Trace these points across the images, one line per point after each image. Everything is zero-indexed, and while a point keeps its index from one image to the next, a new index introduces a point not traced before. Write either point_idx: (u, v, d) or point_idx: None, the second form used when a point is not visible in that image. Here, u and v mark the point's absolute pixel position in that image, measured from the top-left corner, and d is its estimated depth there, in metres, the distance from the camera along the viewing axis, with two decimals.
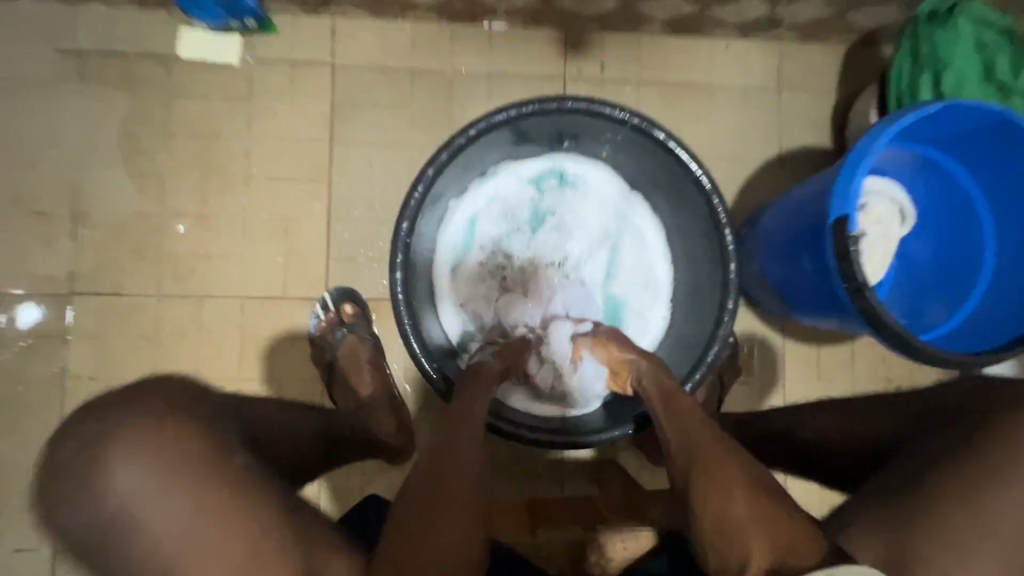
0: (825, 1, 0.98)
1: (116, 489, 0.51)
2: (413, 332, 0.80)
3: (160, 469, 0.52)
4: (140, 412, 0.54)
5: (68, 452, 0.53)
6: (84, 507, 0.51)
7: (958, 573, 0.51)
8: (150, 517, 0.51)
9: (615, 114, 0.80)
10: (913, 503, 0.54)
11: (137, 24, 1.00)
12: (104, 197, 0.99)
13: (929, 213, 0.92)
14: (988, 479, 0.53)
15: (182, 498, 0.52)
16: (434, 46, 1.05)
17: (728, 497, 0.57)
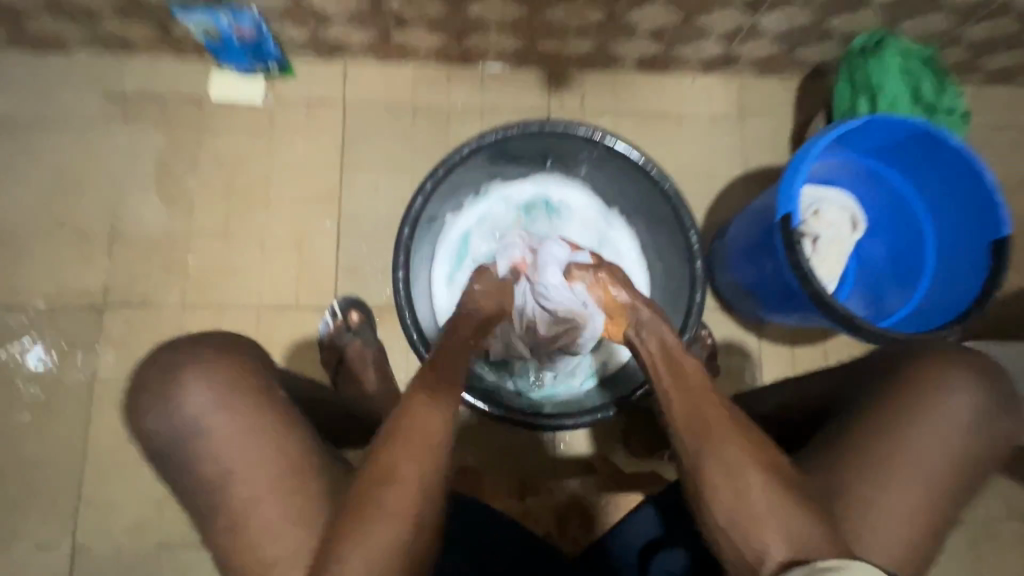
0: (773, 40, 1.12)
1: (181, 411, 0.61)
2: (414, 328, 0.89)
3: (226, 387, 0.62)
4: (203, 352, 0.64)
5: (148, 375, 0.63)
6: (160, 421, 0.61)
7: (880, 493, 0.60)
8: (213, 438, 0.60)
9: (589, 135, 0.93)
10: (841, 440, 0.63)
11: (175, 71, 1.15)
12: (139, 219, 1.11)
13: (876, 215, 1.02)
14: (904, 414, 0.62)
15: (242, 416, 0.61)
16: (433, 85, 1.19)
17: (740, 479, 0.59)
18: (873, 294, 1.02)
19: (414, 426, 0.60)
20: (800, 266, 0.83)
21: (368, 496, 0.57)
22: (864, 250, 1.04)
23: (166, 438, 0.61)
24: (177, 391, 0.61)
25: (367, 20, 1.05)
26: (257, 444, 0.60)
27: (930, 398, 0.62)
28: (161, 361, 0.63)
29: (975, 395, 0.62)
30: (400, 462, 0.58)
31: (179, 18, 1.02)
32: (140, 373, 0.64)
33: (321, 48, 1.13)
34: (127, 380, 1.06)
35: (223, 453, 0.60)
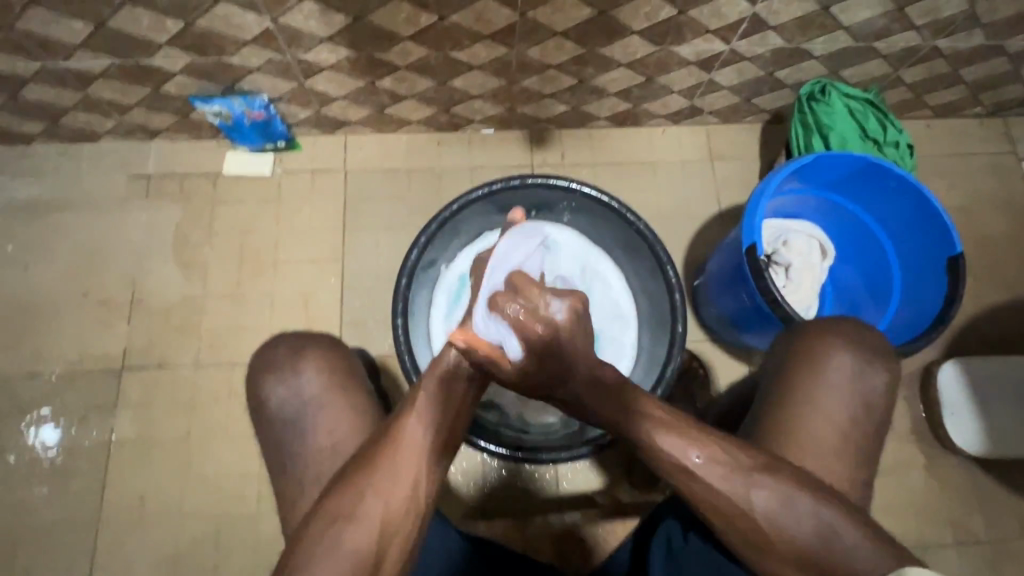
0: (731, 92, 1.24)
1: (289, 395, 0.72)
2: (415, 371, 0.95)
3: (339, 370, 0.74)
4: (320, 344, 0.76)
5: (277, 352, 0.74)
6: (284, 391, 0.72)
7: (827, 468, 0.66)
8: (323, 412, 0.71)
9: (566, 186, 1.03)
10: (786, 424, 0.69)
11: (193, 151, 1.27)
12: (157, 286, 1.20)
13: (842, 241, 1.09)
14: (830, 394, 0.70)
15: (351, 397, 0.72)
16: (425, 150, 1.31)
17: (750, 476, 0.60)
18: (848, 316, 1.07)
19: (393, 461, 0.59)
20: (770, 292, 0.90)
21: (328, 533, 0.56)
22: (836, 276, 1.10)
23: (280, 412, 0.71)
24: (303, 367, 0.73)
25: (365, 98, 1.17)
26: (357, 423, 0.70)
27: (856, 376, 0.70)
28: (292, 342, 0.75)
29: (889, 374, 0.71)
30: (369, 498, 0.57)
31: (198, 106, 1.15)
32: (270, 347, 0.76)
33: (324, 124, 1.26)
34: (142, 440, 1.11)
35: (333, 422, 0.70)
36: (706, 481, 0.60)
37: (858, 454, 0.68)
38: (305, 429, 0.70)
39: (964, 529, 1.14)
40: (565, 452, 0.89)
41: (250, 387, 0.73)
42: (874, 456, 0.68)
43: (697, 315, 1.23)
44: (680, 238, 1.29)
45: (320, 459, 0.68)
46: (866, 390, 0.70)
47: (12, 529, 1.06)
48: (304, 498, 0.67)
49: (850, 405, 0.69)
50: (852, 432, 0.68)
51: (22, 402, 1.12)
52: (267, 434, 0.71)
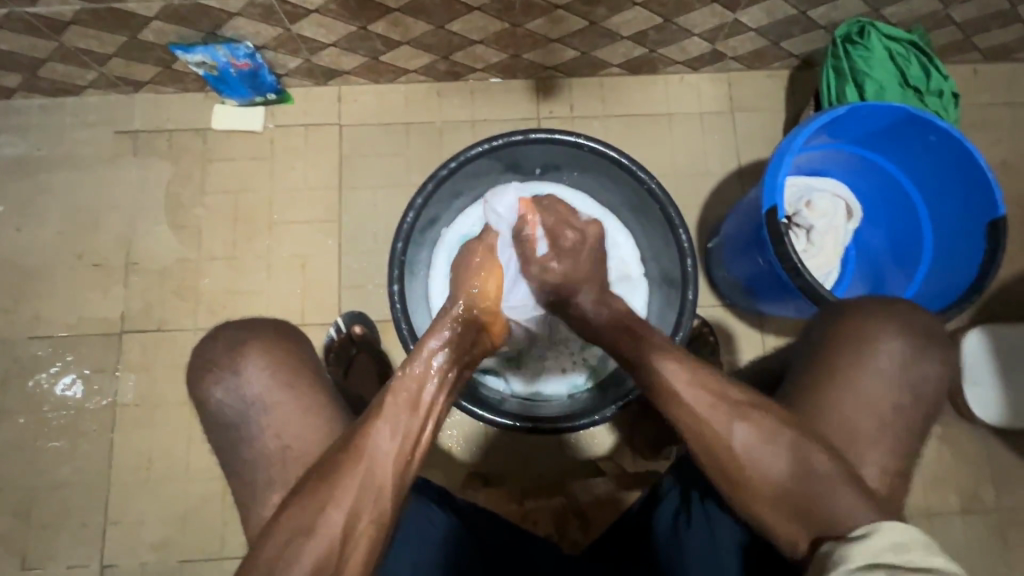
0: (758, 34, 1.13)
1: (239, 394, 0.69)
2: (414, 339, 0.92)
3: (283, 366, 0.70)
4: (258, 339, 0.71)
5: (216, 350, 0.71)
6: (229, 392, 0.69)
7: (842, 447, 0.63)
8: (270, 410, 0.68)
9: (574, 142, 0.96)
10: (814, 407, 0.65)
11: (181, 104, 1.21)
12: (151, 248, 1.16)
13: (872, 202, 1.01)
14: (858, 374, 0.66)
15: (300, 391, 0.69)
16: (424, 102, 1.23)
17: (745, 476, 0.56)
18: (873, 283, 1.01)
19: (354, 475, 0.57)
20: (789, 260, 0.83)
21: (296, 540, 0.55)
22: (860, 239, 1.03)
23: (227, 411, 0.69)
24: (242, 365, 0.69)
25: (356, 45, 1.09)
26: (309, 418, 0.68)
27: (886, 354, 0.66)
28: (228, 337, 0.71)
29: (919, 351, 0.66)
30: (341, 503, 0.56)
31: (179, 55, 1.07)
32: (208, 344, 0.72)
33: (316, 74, 1.18)
34: (146, 403, 1.11)
35: (282, 422, 0.67)
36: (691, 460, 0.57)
37: (872, 432, 0.64)
38: (252, 430, 0.67)
39: (974, 498, 1.12)
40: (568, 422, 0.86)
41: (191, 389, 0.70)
42: (892, 437, 0.64)
43: (710, 277, 1.18)
44: (695, 196, 1.22)
45: (279, 455, 0.66)
46: (881, 364, 0.66)
47: (27, 487, 1.09)
48: (283, 479, 0.65)
49: (867, 380, 0.65)
50: (869, 409, 0.64)
51: (27, 363, 1.12)
52: (220, 433, 0.69)
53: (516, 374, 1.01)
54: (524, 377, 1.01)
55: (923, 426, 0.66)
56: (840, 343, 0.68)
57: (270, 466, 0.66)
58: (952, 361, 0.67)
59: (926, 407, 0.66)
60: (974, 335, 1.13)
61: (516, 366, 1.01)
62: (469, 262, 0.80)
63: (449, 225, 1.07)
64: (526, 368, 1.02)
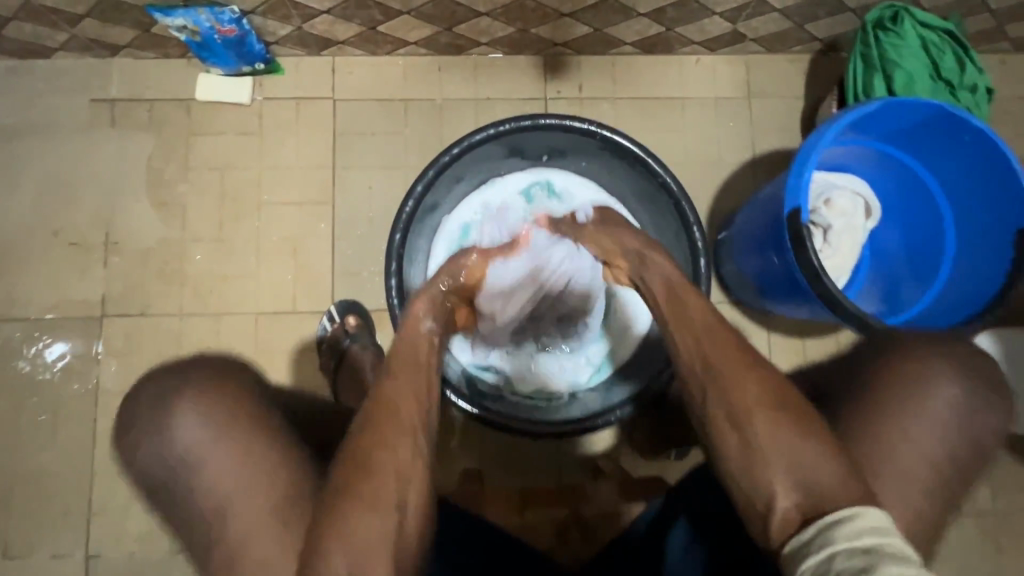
0: (782, 15, 1.06)
1: (179, 441, 0.65)
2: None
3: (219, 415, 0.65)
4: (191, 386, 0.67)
5: (143, 402, 0.67)
6: (154, 448, 0.65)
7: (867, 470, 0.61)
8: (213, 459, 0.64)
9: (587, 129, 0.90)
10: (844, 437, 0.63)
11: (162, 72, 1.12)
12: (132, 227, 1.10)
13: (893, 202, 0.97)
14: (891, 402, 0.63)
15: (239, 438, 0.65)
16: (425, 77, 1.15)
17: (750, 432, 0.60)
18: (886, 284, 0.97)
19: (389, 420, 0.61)
20: (811, 266, 0.77)
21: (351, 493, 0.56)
22: (876, 238, 0.99)
23: (202, 428, 0.64)
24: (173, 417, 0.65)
25: (352, 13, 1.00)
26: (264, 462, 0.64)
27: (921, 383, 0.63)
28: (153, 390, 0.68)
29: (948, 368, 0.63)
30: (385, 451, 0.58)
31: (158, 18, 0.98)
32: (135, 397, 0.69)
33: (308, 43, 1.10)
34: (130, 391, 1.06)
35: (223, 473, 0.63)
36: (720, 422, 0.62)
37: (897, 454, 0.61)
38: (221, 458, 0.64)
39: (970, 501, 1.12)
40: (579, 424, 0.85)
41: (126, 444, 0.67)
42: (918, 460, 0.61)
43: (718, 270, 1.14)
44: (706, 187, 1.17)
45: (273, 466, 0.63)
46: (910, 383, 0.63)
47: (6, 474, 1.05)
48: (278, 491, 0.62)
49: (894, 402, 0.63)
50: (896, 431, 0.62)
51: (2, 346, 1.07)
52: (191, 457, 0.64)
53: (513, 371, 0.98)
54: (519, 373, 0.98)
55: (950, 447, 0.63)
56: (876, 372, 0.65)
57: (264, 475, 0.63)
58: (984, 382, 0.64)
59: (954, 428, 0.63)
60: (986, 340, 1.11)
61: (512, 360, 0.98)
62: (465, 263, 0.83)
63: (451, 210, 1.02)
64: (523, 364, 0.98)
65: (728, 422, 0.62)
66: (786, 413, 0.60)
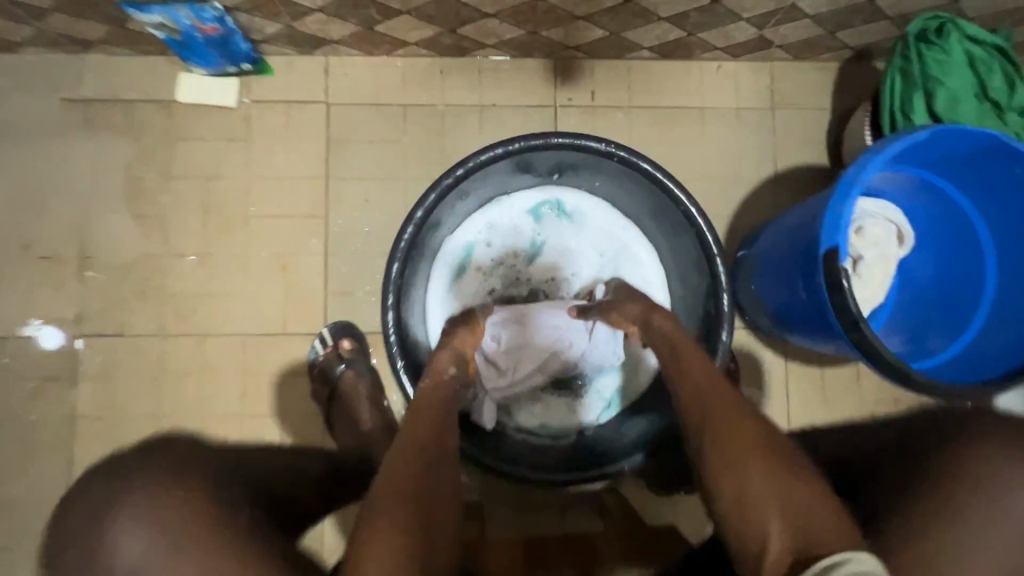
0: (814, 22, 0.98)
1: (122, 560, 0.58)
2: (403, 360, 0.83)
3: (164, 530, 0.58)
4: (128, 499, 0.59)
5: (76, 521, 0.60)
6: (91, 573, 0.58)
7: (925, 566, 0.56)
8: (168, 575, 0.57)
9: (602, 150, 0.82)
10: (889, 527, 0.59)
11: (140, 72, 1.03)
12: (109, 240, 1.02)
13: (929, 233, 0.90)
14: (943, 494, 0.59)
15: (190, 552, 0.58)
16: (426, 81, 1.07)
17: (738, 462, 0.57)
18: (915, 324, 0.90)
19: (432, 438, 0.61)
20: (847, 311, 0.70)
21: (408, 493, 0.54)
22: (909, 272, 0.91)
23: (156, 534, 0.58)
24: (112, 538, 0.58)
25: (347, 12, 0.91)
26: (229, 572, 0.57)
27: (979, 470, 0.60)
28: (86, 509, 0.60)
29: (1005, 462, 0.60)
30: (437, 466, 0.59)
31: (132, 14, 0.89)
32: (70, 511, 0.61)
33: (298, 42, 1.01)
34: (108, 416, 1.00)
35: None
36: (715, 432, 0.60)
37: None
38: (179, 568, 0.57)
39: None
40: (594, 473, 0.81)
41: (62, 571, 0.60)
42: None
43: (737, 295, 1.08)
44: (725, 205, 1.10)
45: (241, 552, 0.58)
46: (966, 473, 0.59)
47: None
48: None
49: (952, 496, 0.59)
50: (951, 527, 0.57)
51: None
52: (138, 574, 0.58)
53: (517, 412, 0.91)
54: (524, 414, 0.92)
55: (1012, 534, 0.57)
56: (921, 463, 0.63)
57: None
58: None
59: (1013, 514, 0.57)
60: None
61: (516, 402, 0.91)
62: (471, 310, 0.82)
63: (455, 228, 0.95)
64: (529, 402, 0.93)
65: (727, 467, 0.57)
66: (781, 454, 0.57)
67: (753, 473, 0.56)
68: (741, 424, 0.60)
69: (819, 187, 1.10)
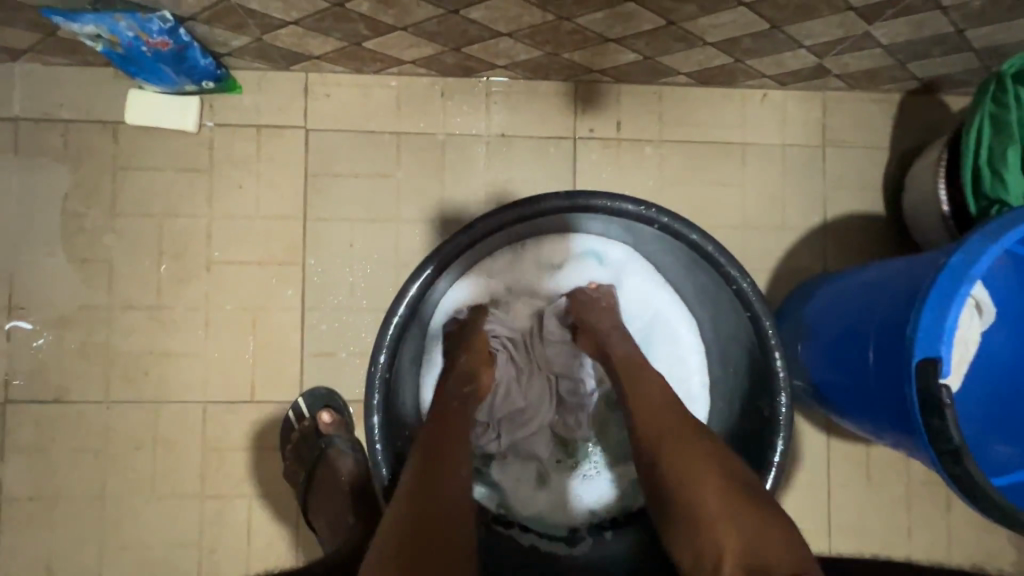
0: (884, 52, 0.83)
1: None
2: (388, 457, 0.68)
3: None
4: None
5: None
6: None
7: None
8: None
9: (640, 212, 0.68)
10: None
11: (80, 86, 0.86)
12: (43, 289, 0.86)
13: (1013, 319, 0.76)
14: None
15: None
16: (423, 106, 0.90)
17: (693, 477, 0.56)
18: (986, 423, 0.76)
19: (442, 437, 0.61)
20: (944, 435, 0.57)
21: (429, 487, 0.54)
22: (988, 358, 0.77)
23: None
24: None
25: (328, 26, 0.75)
26: None
27: None
28: None
29: None
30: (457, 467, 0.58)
31: (61, 23, 0.72)
32: None
33: (272, 57, 0.84)
34: (42, 497, 0.85)
35: None
36: (678, 451, 0.59)
37: None
38: None
39: None
40: None
41: None
42: None
43: None
44: (765, 257, 0.95)
45: None
46: None
47: None
48: None
49: None
50: None
51: None
52: None
53: (515, 435, 0.80)
54: (524, 444, 0.81)
55: None
56: None
57: None
58: None
59: None
60: None
61: (519, 423, 0.81)
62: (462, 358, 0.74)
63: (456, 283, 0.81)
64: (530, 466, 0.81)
65: (682, 487, 0.56)
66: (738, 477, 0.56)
67: (707, 490, 0.55)
68: (693, 444, 0.60)
69: (873, 239, 0.96)
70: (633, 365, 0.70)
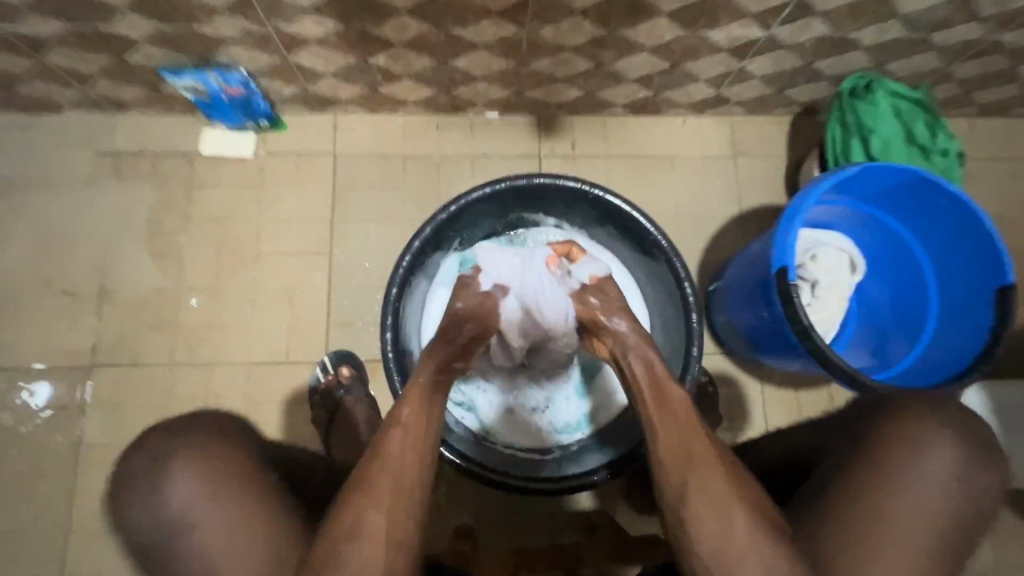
0: (762, 82, 1.12)
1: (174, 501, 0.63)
2: (397, 372, 0.89)
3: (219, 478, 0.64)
4: (194, 439, 0.66)
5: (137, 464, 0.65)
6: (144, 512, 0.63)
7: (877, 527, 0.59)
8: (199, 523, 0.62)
9: (579, 187, 0.93)
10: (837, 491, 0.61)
11: (167, 128, 1.16)
12: (128, 277, 1.10)
13: (878, 261, 0.99)
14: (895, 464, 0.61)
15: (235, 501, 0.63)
16: (423, 135, 1.19)
17: (726, 514, 0.60)
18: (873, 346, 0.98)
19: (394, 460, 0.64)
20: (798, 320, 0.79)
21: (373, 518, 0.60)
22: (864, 294, 1.00)
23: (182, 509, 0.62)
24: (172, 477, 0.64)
25: (355, 76, 1.05)
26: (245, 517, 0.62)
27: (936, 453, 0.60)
28: (154, 447, 0.65)
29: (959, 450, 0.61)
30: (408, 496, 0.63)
31: (168, 79, 1.02)
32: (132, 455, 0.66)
33: (312, 102, 1.14)
34: (113, 444, 1.04)
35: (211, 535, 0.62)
36: (712, 486, 0.61)
37: (918, 535, 0.58)
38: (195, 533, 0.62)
39: None
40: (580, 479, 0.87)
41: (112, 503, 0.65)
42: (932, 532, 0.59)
43: (710, 321, 1.16)
44: (696, 241, 1.20)
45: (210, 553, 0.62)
46: (932, 478, 0.60)
47: None
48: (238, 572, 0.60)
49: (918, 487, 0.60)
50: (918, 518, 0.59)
51: None
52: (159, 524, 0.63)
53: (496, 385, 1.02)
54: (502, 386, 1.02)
55: (969, 531, 0.60)
56: (884, 441, 0.62)
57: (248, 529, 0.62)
58: (1000, 462, 0.62)
59: (963, 514, 0.59)
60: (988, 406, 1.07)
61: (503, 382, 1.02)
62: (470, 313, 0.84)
63: (451, 252, 1.03)
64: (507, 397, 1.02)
65: (714, 518, 0.59)
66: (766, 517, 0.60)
67: (736, 525, 0.59)
68: (721, 476, 0.62)
69: None
70: (655, 376, 0.72)
